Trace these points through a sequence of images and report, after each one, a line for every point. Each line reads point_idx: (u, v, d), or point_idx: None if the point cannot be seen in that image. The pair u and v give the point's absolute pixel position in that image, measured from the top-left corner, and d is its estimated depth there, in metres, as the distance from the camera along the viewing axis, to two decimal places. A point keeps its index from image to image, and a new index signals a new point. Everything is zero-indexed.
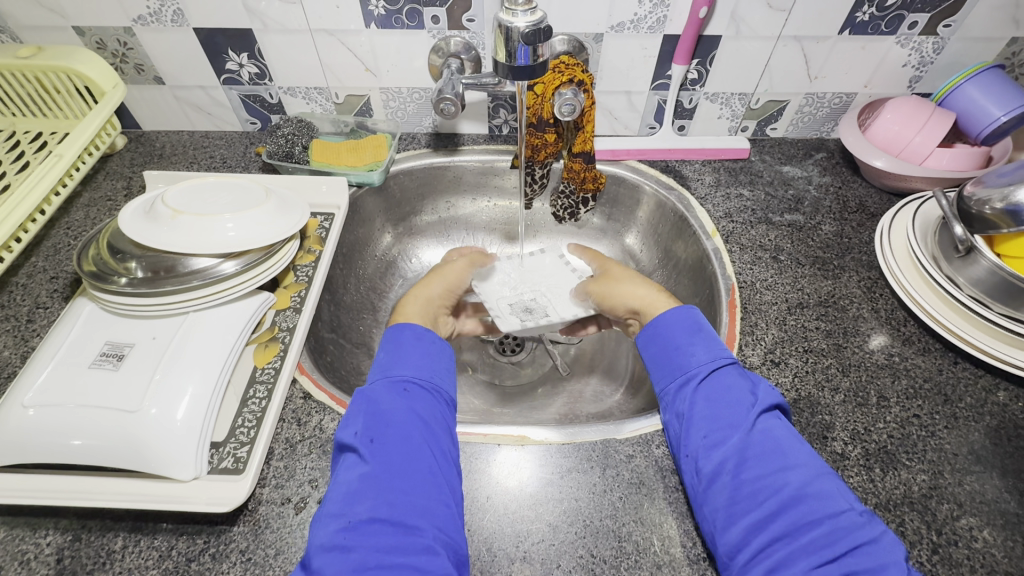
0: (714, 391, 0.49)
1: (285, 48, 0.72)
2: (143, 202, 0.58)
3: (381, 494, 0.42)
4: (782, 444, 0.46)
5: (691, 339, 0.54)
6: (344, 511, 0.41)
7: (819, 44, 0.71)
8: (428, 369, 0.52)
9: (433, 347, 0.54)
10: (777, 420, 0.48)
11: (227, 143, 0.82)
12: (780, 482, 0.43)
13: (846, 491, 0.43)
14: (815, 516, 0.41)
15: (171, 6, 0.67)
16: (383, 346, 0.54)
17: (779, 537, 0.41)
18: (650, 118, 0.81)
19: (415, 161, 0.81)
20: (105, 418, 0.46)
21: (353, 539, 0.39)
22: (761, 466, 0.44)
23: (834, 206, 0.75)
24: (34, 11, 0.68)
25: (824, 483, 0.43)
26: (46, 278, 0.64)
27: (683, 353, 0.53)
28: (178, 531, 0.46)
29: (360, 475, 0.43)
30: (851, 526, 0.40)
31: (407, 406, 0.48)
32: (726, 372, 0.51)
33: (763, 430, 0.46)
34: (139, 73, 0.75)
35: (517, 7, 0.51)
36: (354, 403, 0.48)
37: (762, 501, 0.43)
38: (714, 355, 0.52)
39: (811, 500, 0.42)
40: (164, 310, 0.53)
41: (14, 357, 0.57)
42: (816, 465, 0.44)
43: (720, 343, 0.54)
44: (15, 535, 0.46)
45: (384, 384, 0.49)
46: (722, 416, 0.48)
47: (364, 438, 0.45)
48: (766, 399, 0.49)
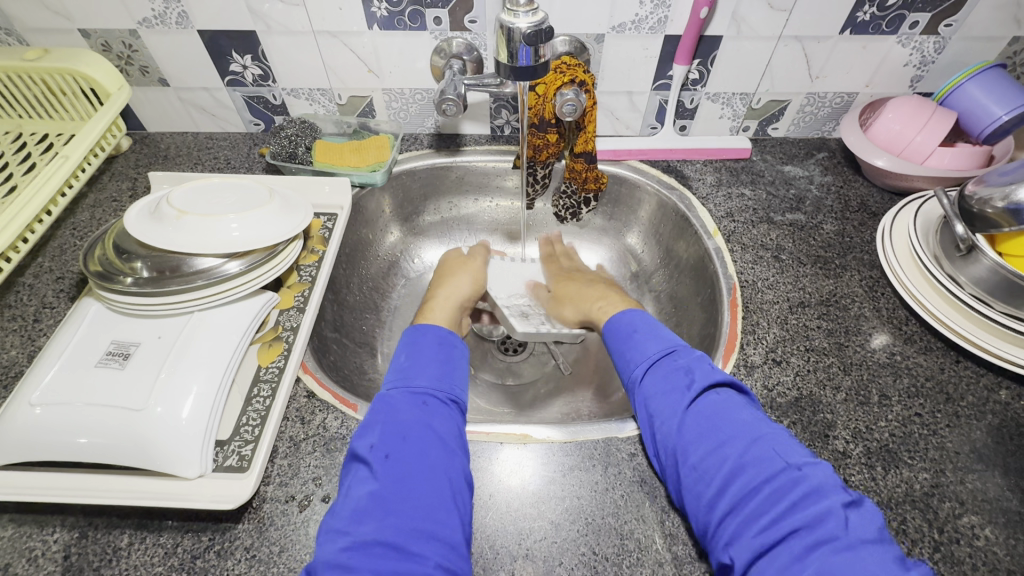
0: (652, 386, 0.51)
1: (288, 50, 0.72)
2: (148, 203, 0.59)
3: (387, 515, 0.41)
4: (718, 418, 0.46)
5: (630, 342, 0.56)
6: (350, 530, 0.41)
7: (820, 44, 0.71)
8: (447, 383, 0.53)
9: (451, 358, 0.56)
10: (715, 394, 0.48)
11: (231, 145, 0.82)
12: (718, 458, 0.44)
13: (783, 449, 0.43)
14: (755, 483, 0.42)
15: (176, 8, 0.67)
16: (403, 349, 0.56)
17: (729, 511, 0.41)
18: (651, 118, 0.81)
19: (418, 162, 0.81)
20: (112, 417, 0.46)
21: (356, 559, 0.39)
22: (699, 445, 0.45)
23: (835, 205, 0.75)
24: (40, 14, 0.68)
25: (760, 447, 0.43)
26: (53, 278, 0.65)
27: (625, 357, 0.55)
28: (184, 529, 0.47)
29: (370, 492, 0.43)
30: (788, 485, 0.41)
31: (424, 419, 0.48)
32: (663, 363, 0.52)
33: (699, 409, 0.47)
34: (144, 75, 0.76)
35: (518, 8, 0.51)
36: (372, 412, 0.49)
37: (708, 480, 0.43)
38: (650, 351, 0.54)
39: (749, 470, 0.42)
40: (170, 309, 0.53)
41: (21, 356, 0.57)
42: (753, 430, 0.45)
43: (656, 335, 0.55)
44: (22, 533, 0.46)
45: (403, 393, 0.50)
46: (661, 405, 0.49)
47: (379, 453, 0.45)
48: (701, 378, 0.49)
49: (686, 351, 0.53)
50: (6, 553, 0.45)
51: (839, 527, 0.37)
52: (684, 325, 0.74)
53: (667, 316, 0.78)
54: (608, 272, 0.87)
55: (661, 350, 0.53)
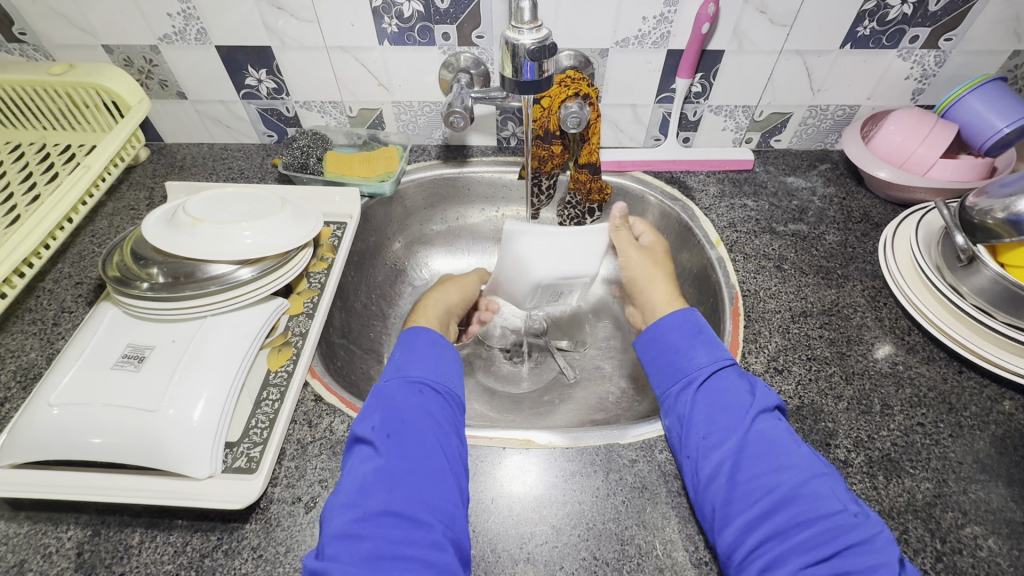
0: (713, 392, 0.51)
1: (302, 64, 0.75)
2: (165, 211, 0.61)
3: (394, 488, 0.43)
4: (778, 446, 0.46)
5: (691, 343, 0.55)
6: (359, 503, 0.42)
7: (820, 58, 0.72)
8: (439, 373, 0.53)
9: (444, 353, 0.55)
10: (776, 420, 0.49)
11: (245, 155, 0.85)
12: (773, 482, 0.44)
13: (841, 492, 0.44)
14: (808, 515, 0.42)
15: (195, 25, 0.70)
16: (399, 346, 0.56)
17: (772, 535, 0.42)
18: (655, 130, 0.83)
19: (425, 173, 0.83)
20: (127, 417, 0.48)
21: (365, 529, 0.41)
22: (757, 466, 0.46)
23: (838, 216, 0.75)
24: (66, 31, 0.71)
25: (818, 484, 0.44)
26: (72, 283, 0.67)
27: (684, 357, 0.54)
28: (193, 528, 0.48)
29: (375, 468, 0.45)
30: (843, 528, 0.41)
31: (422, 405, 0.49)
32: (725, 375, 0.52)
33: (761, 431, 0.47)
34: (163, 88, 0.78)
35: (523, 25, 0.52)
36: (371, 404, 0.49)
37: (758, 502, 0.44)
38: (715, 358, 0.53)
39: (803, 502, 0.43)
40: (185, 314, 0.55)
41: (40, 357, 0.59)
42: (813, 467, 0.45)
43: (721, 345, 0.55)
44: (38, 529, 0.48)
45: (399, 383, 0.50)
46: (719, 419, 0.49)
47: (380, 433, 0.47)
48: (765, 402, 0.50)
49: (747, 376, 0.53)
50: (21, 550, 0.46)
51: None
52: None
53: None
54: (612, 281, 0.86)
55: (726, 360, 0.53)
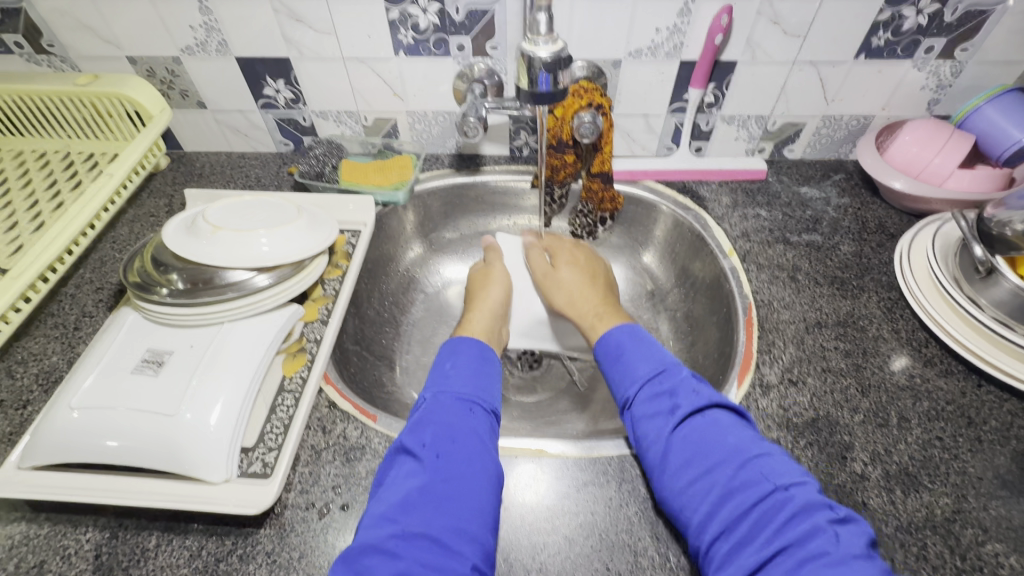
0: (641, 410, 0.51)
1: (318, 75, 0.76)
2: (184, 218, 0.62)
3: (435, 512, 0.43)
4: (706, 442, 0.46)
5: (621, 359, 0.56)
6: (399, 518, 0.42)
7: (835, 68, 0.72)
8: (489, 395, 0.54)
9: (488, 371, 0.57)
10: (704, 415, 0.48)
11: (262, 164, 0.86)
12: (707, 483, 0.44)
13: (772, 471, 0.43)
14: (745, 505, 0.42)
15: (216, 36, 0.72)
16: (443, 359, 0.58)
17: (719, 532, 0.41)
18: (667, 140, 0.83)
19: (438, 181, 0.84)
20: (145, 421, 0.49)
21: (402, 548, 0.40)
22: (689, 469, 0.45)
23: (852, 226, 0.75)
24: (91, 42, 0.73)
25: (748, 471, 0.43)
26: (93, 289, 0.68)
27: (617, 378, 0.55)
28: (208, 532, 0.48)
29: (419, 487, 0.44)
30: (777, 506, 0.41)
31: (469, 425, 0.50)
32: (652, 387, 0.52)
33: (687, 433, 0.47)
34: (184, 98, 0.80)
35: (538, 38, 0.53)
36: (423, 420, 0.50)
37: (699, 504, 0.43)
38: (641, 372, 0.54)
39: (738, 493, 0.42)
40: (203, 320, 0.56)
41: (62, 361, 0.61)
42: (742, 453, 0.45)
43: (651, 350, 0.56)
44: (58, 531, 0.48)
45: (452, 399, 0.51)
46: (649, 430, 0.49)
47: (431, 451, 0.47)
48: (687, 402, 0.49)
49: (681, 372, 0.53)
50: (40, 551, 0.47)
51: (830, 544, 0.38)
52: (699, 345, 0.73)
53: (682, 335, 0.77)
54: (624, 290, 0.86)
55: (654, 370, 0.53)
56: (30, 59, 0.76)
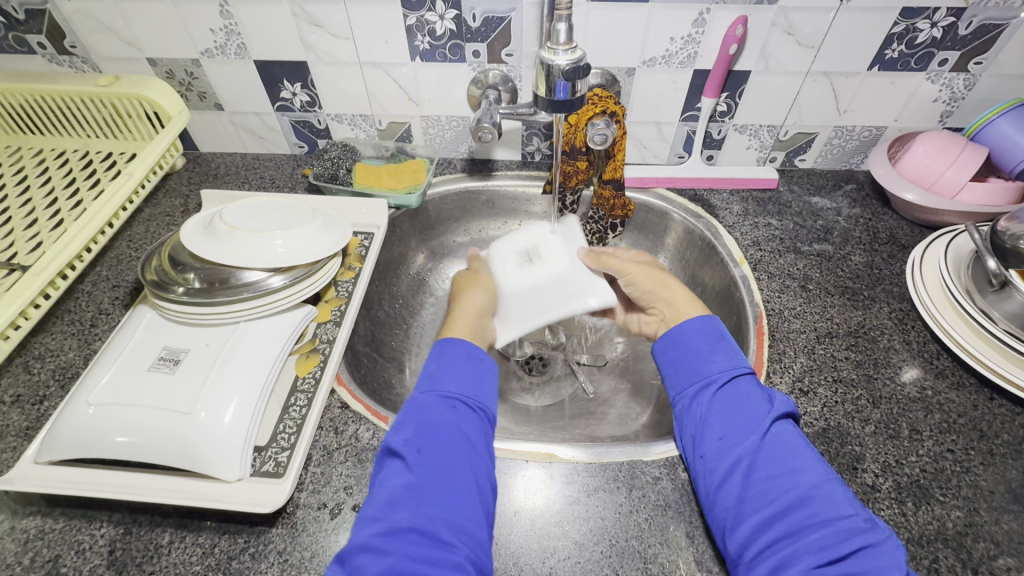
0: (733, 398, 0.52)
1: (334, 79, 0.77)
2: (202, 218, 0.63)
3: (421, 505, 0.44)
4: (794, 449, 0.47)
5: (714, 348, 0.56)
6: (385, 516, 0.43)
7: (848, 80, 0.72)
8: (474, 389, 0.54)
9: (479, 369, 0.56)
10: (790, 427, 0.50)
11: (276, 165, 0.87)
12: (786, 484, 0.45)
13: (851, 498, 0.44)
14: (820, 517, 0.43)
15: (236, 40, 0.73)
16: (431, 358, 0.58)
17: (784, 536, 0.42)
18: (678, 148, 0.83)
19: (451, 185, 0.85)
20: (161, 419, 0.49)
21: (391, 544, 0.42)
22: (771, 468, 0.46)
23: (863, 237, 0.75)
24: (113, 44, 0.75)
25: (830, 488, 0.45)
26: (109, 286, 0.69)
27: (703, 363, 0.55)
28: (221, 530, 0.49)
29: (404, 483, 0.45)
30: (853, 530, 0.42)
31: (453, 421, 0.50)
32: (744, 381, 0.53)
33: (776, 435, 0.48)
34: (201, 100, 0.81)
35: (558, 47, 0.54)
36: (408, 417, 0.50)
37: (771, 501, 0.45)
38: (731, 365, 0.54)
39: (815, 505, 0.43)
40: (218, 319, 0.56)
41: (78, 357, 0.61)
42: (826, 471, 0.46)
43: (740, 353, 0.56)
44: (73, 526, 0.49)
45: (434, 397, 0.52)
46: (737, 421, 0.50)
47: (411, 447, 0.48)
48: (781, 407, 0.50)
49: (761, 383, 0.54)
50: (56, 545, 0.48)
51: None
52: None
53: None
54: None
55: (743, 367, 0.54)
56: (52, 60, 0.77)
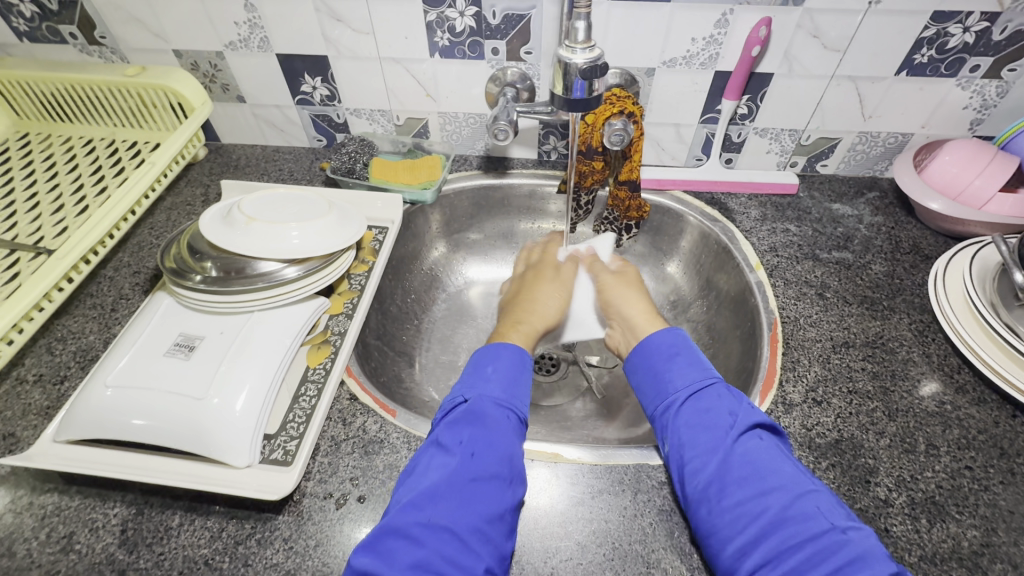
0: (694, 416, 0.51)
1: (354, 73, 0.77)
2: (220, 208, 0.64)
3: (461, 506, 0.44)
4: (762, 466, 0.46)
5: (670, 364, 0.55)
6: (425, 507, 0.44)
7: (874, 85, 0.71)
8: (522, 401, 0.54)
9: (528, 378, 0.57)
10: (759, 439, 0.48)
11: (295, 158, 0.88)
12: (759, 506, 0.44)
13: (830, 510, 0.43)
14: (796, 539, 0.41)
15: (259, 33, 0.74)
16: (486, 359, 0.57)
17: (763, 562, 0.41)
18: (697, 150, 0.82)
19: (466, 182, 0.84)
20: (175, 403, 0.50)
21: (426, 536, 0.42)
22: (740, 490, 0.45)
23: (885, 245, 0.73)
24: (141, 36, 0.76)
25: (805, 503, 0.43)
26: (130, 272, 0.71)
27: (663, 379, 0.55)
28: (229, 515, 0.49)
29: (448, 479, 0.45)
30: (833, 549, 0.40)
31: (503, 432, 0.50)
32: (705, 396, 0.52)
33: (742, 452, 0.47)
34: (224, 92, 0.83)
35: (576, 45, 0.53)
36: (462, 420, 0.50)
37: (743, 526, 0.43)
38: (691, 379, 0.54)
39: (790, 525, 0.42)
40: (232, 308, 0.57)
41: (98, 340, 0.63)
42: (799, 484, 0.44)
43: (701, 364, 0.55)
44: (87, 504, 0.50)
45: (494, 406, 0.51)
46: (701, 442, 0.49)
47: (465, 450, 0.47)
48: (746, 420, 0.49)
49: (729, 392, 0.53)
50: (71, 522, 0.49)
51: None
52: (721, 358, 0.73)
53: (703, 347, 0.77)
54: None
55: (704, 380, 0.53)
56: (82, 50, 0.79)
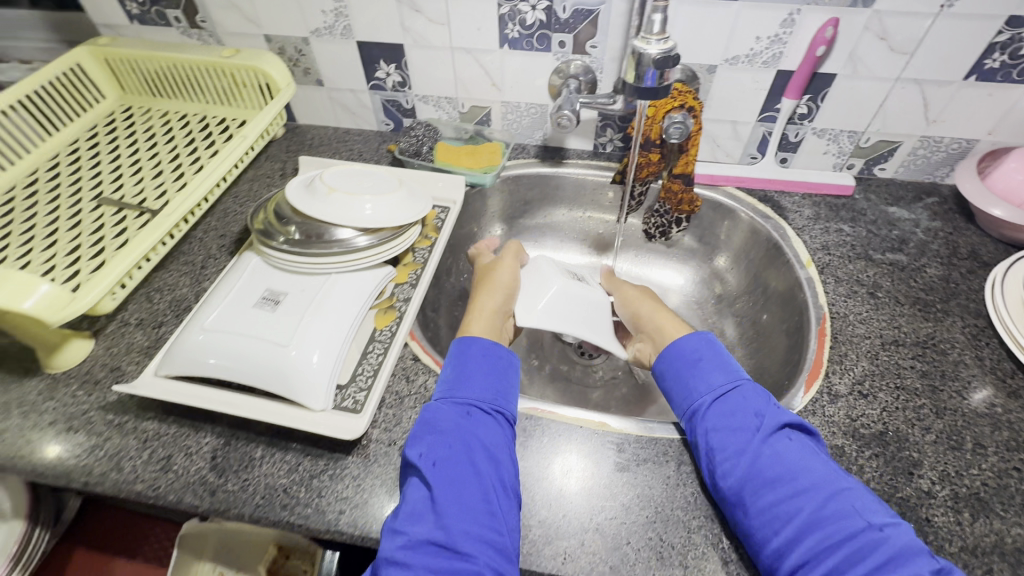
0: (721, 420, 0.52)
1: (426, 62, 0.82)
2: (303, 179, 0.70)
3: (440, 518, 0.46)
4: (793, 466, 0.47)
5: (695, 371, 0.57)
6: (407, 530, 0.45)
7: (941, 89, 0.70)
8: (491, 392, 0.55)
9: (496, 367, 0.58)
10: (787, 440, 0.49)
11: (364, 140, 0.94)
12: (792, 508, 0.45)
13: (866, 508, 0.44)
14: (833, 538, 0.43)
15: (343, 21, 0.79)
16: (451, 360, 0.59)
17: (800, 562, 0.43)
18: (752, 148, 0.84)
19: (524, 169, 0.88)
20: (263, 348, 0.56)
21: (413, 557, 0.44)
22: (773, 492, 0.46)
23: (942, 250, 0.73)
24: (238, 21, 0.83)
25: (840, 502, 0.45)
26: (217, 235, 0.78)
27: (689, 386, 0.56)
28: (305, 452, 0.55)
29: (426, 497, 0.47)
30: (868, 547, 0.42)
31: (469, 429, 0.52)
32: (731, 399, 0.53)
33: (771, 454, 0.48)
34: (305, 75, 0.89)
35: (652, 37, 0.57)
36: (420, 430, 0.51)
37: (778, 527, 0.45)
38: (715, 385, 0.55)
39: (825, 525, 0.44)
40: (311, 269, 0.63)
41: (190, 293, 0.70)
42: (832, 485, 0.46)
43: (722, 367, 0.57)
44: (183, 432, 0.56)
45: (449, 404, 0.53)
46: (729, 444, 0.50)
47: (426, 461, 0.49)
48: (773, 421, 0.50)
49: (757, 393, 0.54)
50: (168, 447, 0.55)
51: None
52: (766, 351, 0.74)
53: (748, 341, 0.79)
54: (691, 293, 0.90)
55: (728, 385, 0.55)
56: (184, 33, 0.87)
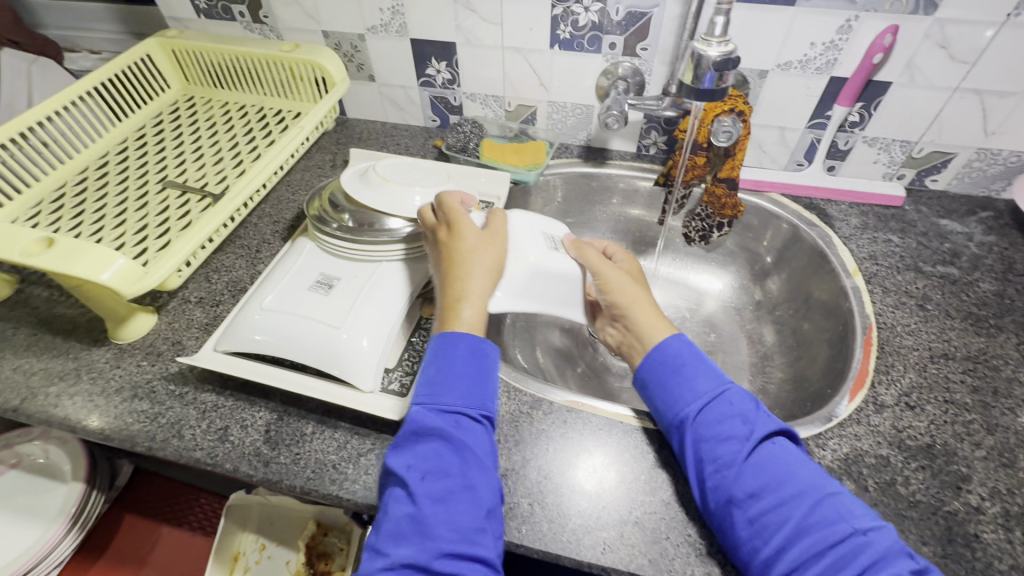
0: (705, 430, 0.49)
1: (477, 60, 0.84)
2: (356, 169, 0.72)
3: (424, 539, 0.44)
4: (779, 474, 0.46)
5: (679, 379, 0.53)
6: (391, 552, 0.44)
7: (1001, 100, 0.69)
8: (478, 396, 0.51)
9: (485, 369, 0.52)
10: (772, 447, 0.48)
11: (411, 135, 0.97)
12: (779, 516, 0.44)
13: (850, 511, 0.44)
14: (821, 546, 0.42)
15: (399, 19, 0.82)
16: (432, 359, 0.52)
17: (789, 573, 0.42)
18: (799, 155, 0.83)
19: (567, 168, 0.89)
20: (317, 329, 0.58)
21: None
22: (761, 502, 0.45)
23: (996, 265, 0.71)
24: (298, 17, 0.87)
25: (825, 508, 0.44)
26: (271, 221, 0.81)
27: (674, 395, 0.52)
28: (353, 431, 0.57)
29: (408, 514, 0.45)
30: (853, 551, 0.42)
31: (457, 439, 0.48)
32: (717, 407, 0.50)
33: (757, 464, 0.47)
34: (358, 71, 0.92)
35: (712, 39, 0.57)
36: (405, 441, 0.49)
37: (767, 536, 0.44)
38: (702, 392, 0.52)
39: (813, 531, 0.43)
40: (363, 256, 0.65)
41: (246, 275, 0.73)
42: (817, 490, 0.45)
43: (702, 372, 0.53)
44: (239, 405, 0.59)
45: (431, 412, 0.49)
46: (718, 455, 0.48)
47: (414, 475, 0.46)
48: (758, 431, 0.49)
49: (744, 400, 0.51)
50: (225, 418, 0.58)
51: None
52: (807, 360, 0.74)
53: (788, 349, 0.78)
54: (729, 298, 0.90)
55: (713, 393, 0.51)
56: (246, 27, 0.91)
